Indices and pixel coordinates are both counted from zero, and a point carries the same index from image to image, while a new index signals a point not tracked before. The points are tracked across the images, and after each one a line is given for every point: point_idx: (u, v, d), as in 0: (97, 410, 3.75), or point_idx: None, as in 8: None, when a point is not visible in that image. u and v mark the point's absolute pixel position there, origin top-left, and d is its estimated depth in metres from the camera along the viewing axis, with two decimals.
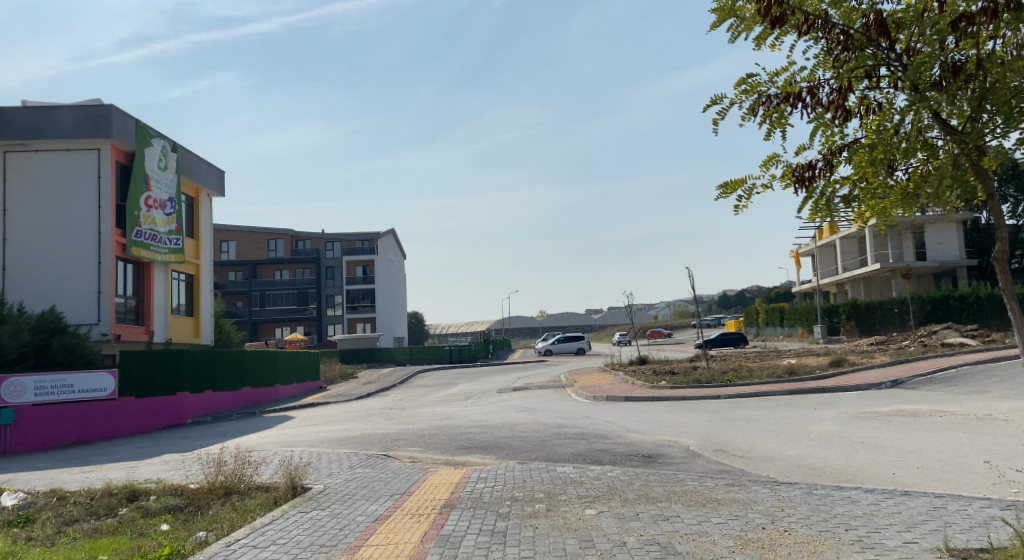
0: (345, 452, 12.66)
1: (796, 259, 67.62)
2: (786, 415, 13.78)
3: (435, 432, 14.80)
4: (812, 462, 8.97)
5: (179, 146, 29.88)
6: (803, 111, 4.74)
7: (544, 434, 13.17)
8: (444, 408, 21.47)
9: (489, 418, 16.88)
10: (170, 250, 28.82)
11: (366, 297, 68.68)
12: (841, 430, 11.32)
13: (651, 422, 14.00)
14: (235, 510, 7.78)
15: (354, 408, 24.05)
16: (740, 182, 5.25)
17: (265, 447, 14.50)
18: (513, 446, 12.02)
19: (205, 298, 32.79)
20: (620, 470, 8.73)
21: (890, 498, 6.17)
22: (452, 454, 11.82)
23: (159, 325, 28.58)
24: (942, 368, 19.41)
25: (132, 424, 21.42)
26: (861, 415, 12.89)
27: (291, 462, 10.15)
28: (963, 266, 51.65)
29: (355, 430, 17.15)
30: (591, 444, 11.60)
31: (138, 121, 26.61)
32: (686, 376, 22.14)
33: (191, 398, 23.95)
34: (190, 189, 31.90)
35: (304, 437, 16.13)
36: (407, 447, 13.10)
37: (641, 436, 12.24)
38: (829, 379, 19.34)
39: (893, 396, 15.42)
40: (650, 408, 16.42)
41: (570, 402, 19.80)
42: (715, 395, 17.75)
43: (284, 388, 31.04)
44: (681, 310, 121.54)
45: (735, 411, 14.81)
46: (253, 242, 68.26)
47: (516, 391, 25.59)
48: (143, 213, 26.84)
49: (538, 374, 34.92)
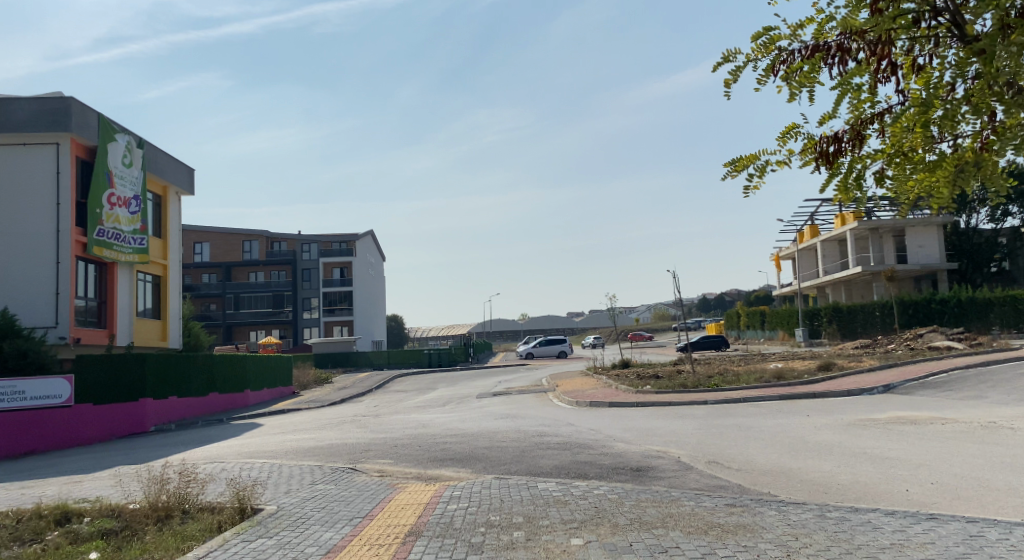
0: (309, 465, 11.73)
1: (776, 263, 67.37)
2: (779, 421, 13.04)
3: (408, 441, 13.92)
4: (816, 476, 8.21)
5: (145, 141, 28.73)
6: (834, 69, 3.92)
7: (524, 443, 12.34)
8: (420, 415, 20.56)
9: (466, 426, 16.03)
10: (135, 250, 27.64)
11: (343, 300, 67.51)
12: (841, 440, 10.59)
13: (637, 430, 13.20)
14: (173, 536, 6.86)
15: (325, 414, 23.04)
16: (752, 158, 4.44)
17: (227, 458, 13.55)
18: (490, 458, 11.16)
19: (172, 300, 31.57)
20: (607, 486, 7.90)
21: (918, 523, 5.42)
22: (424, 468, 10.92)
23: (123, 329, 27.38)
24: (933, 372, 18.81)
25: (90, 432, 20.27)
26: (859, 422, 12.16)
27: (245, 478, 9.24)
28: (943, 270, 51.44)
29: (324, 439, 16.20)
30: (574, 455, 10.79)
31: (101, 115, 25.49)
32: (671, 380, 21.42)
33: (155, 404, 22.75)
34: (157, 187, 30.71)
35: (270, 447, 15.16)
36: (377, 458, 12.19)
37: (627, 446, 11.43)
38: (818, 383, 18.68)
39: (888, 402, 14.74)
40: (635, 415, 15.65)
41: (551, 408, 18.99)
42: (702, 400, 17.01)
43: (254, 394, 29.94)
44: (661, 312, 121.70)
45: (725, 418, 14.06)
46: (227, 243, 66.85)
47: (496, 396, 24.74)
48: (105, 211, 25.68)
49: (518, 377, 34.05)
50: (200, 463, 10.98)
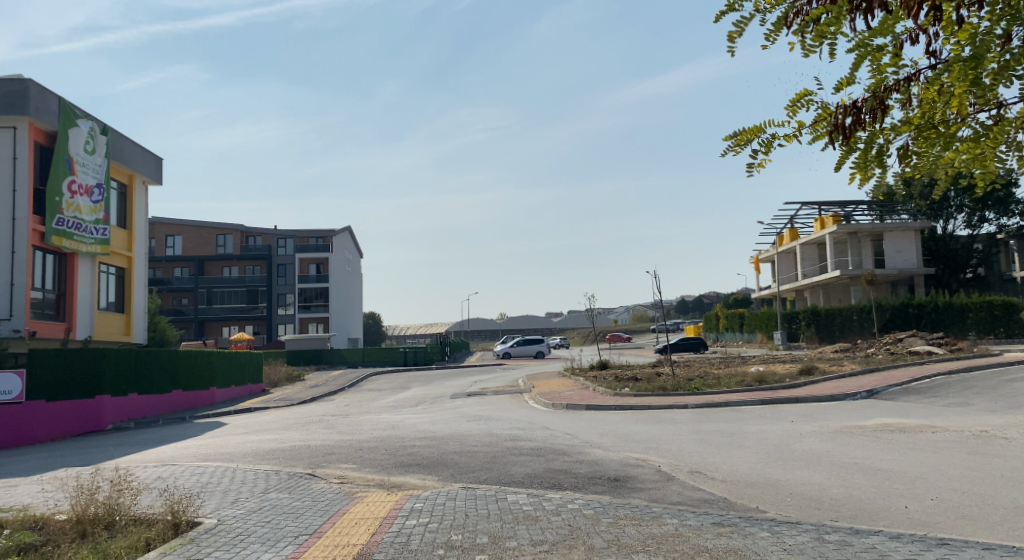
0: (265, 470, 10.98)
1: (755, 265, 67.32)
2: (762, 428, 12.49)
3: (375, 445, 13.19)
4: (806, 489, 7.63)
5: (110, 127, 27.67)
6: (862, 19, 3.28)
7: (496, 449, 11.67)
8: (391, 415, 19.80)
9: (437, 428, 15.32)
10: (97, 240, 26.58)
11: (319, 296, 66.42)
12: (829, 448, 10.03)
13: (614, 436, 12.58)
14: (93, 550, 6.10)
15: (294, 414, 22.21)
16: (756, 131, 3.87)
17: (182, 462, 12.74)
18: (459, 465, 10.47)
19: (137, 294, 30.51)
20: (584, 499, 7.26)
21: (930, 551, 4.81)
22: (388, 475, 10.20)
23: (83, 322, 26.35)
24: (915, 377, 18.41)
25: (42, 430, 19.31)
26: (845, 430, 11.63)
27: (188, 487, 8.45)
28: (920, 274, 51.55)
29: (288, 441, 15.44)
30: (548, 463, 10.14)
31: (61, 99, 24.44)
32: (650, 383, 20.87)
33: (113, 400, 21.77)
34: (122, 176, 29.61)
35: (228, 450, 14.33)
36: (339, 463, 11.45)
37: (606, 453, 10.79)
38: (801, 387, 18.20)
39: (872, 409, 14.25)
40: (613, 419, 15.06)
41: (527, 410, 18.31)
42: (682, 404, 16.46)
43: (220, 392, 28.98)
44: (640, 314, 121.53)
45: (706, 424, 13.49)
46: (201, 237, 65.27)
47: (471, 397, 24.03)
48: (66, 200, 24.62)
49: (494, 377, 33.43)
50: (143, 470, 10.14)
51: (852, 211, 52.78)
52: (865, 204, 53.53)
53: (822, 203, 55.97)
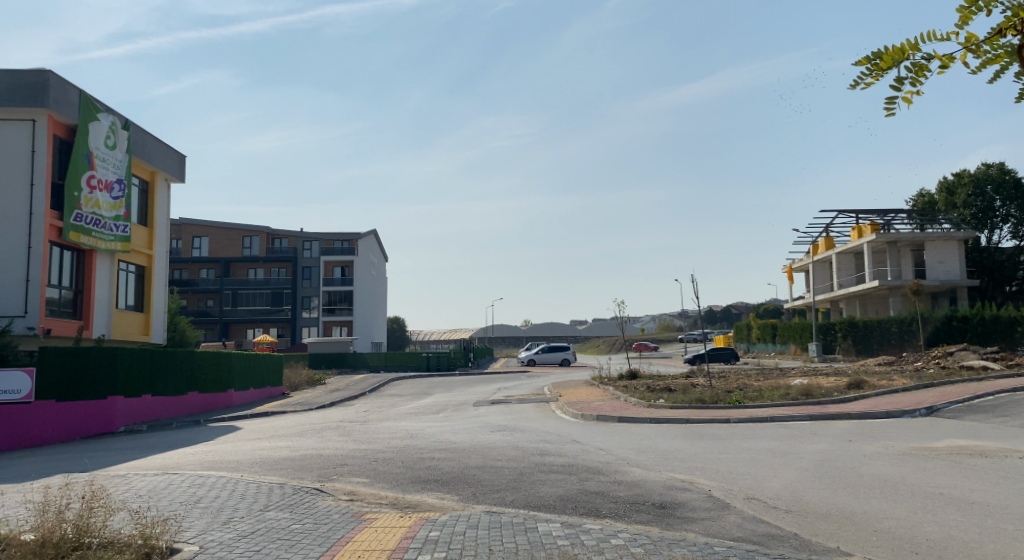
0: (270, 482, 10.00)
1: (789, 274, 65.44)
2: (818, 448, 11.25)
3: (392, 456, 12.19)
4: (893, 527, 6.46)
5: (132, 122, 27.16)
6: None
7: (521, 465, 10.57)
8: (411, 423, 18.74)
9: (458, 439, 14.27)
10: (117, 238, 26.04)
11: (343, 300, 65.72)
12: (903, 474, 8.81)
13: (653, 453, 11.41)
14: None
15: (310, 419, 21.30)
16: (905, 49, 2.71)
17: (185, 470, 11.83)
18: (481, 482, 9.40)
19: (157, 293, 29.90)
20: (629, 533, 6.20)
21: None
22: (402, 492, 9.17)
23: (100, 320, 25.80)
24: (978, 394, 16.92)
25: (51, 431, 18.61)
26: (914, 452, 10.37)
27: (173, 509, 7.47)
28: (964, 286, 49.57)
29: (301, 448, 14.45)
30: (581, 483, 9.04)
31: (82, 91, 23.94)
32: (685, 394, 19.66)
33: (126, 402, 21.08)
34: (144, 172, 29.09)
35: (236, 457, 13.42)
36: (351, 477, 10.46)
37: (644, 473, 9.67)
38: (852, 402, 16.84)
39: (938, 428, 12.88)
40: (649, 433, 13.84)
41: (555, 421, 17.16)
42: (724, 418, 15.18)
43: (237, 395, 28.22)
44: (667, 324, 119.46)
45: (752, 441, 12.25)
46: (227, 239, 65.05)
47: (495, 405, 22.92)
48: (84, 195, 24.07)
49: (519, 385, 32.27)
50: (131, 488, 9.17)
51: (892, 219, 51.08)
52: (905, 213, 51.92)
53: (860, 211, 54.14)
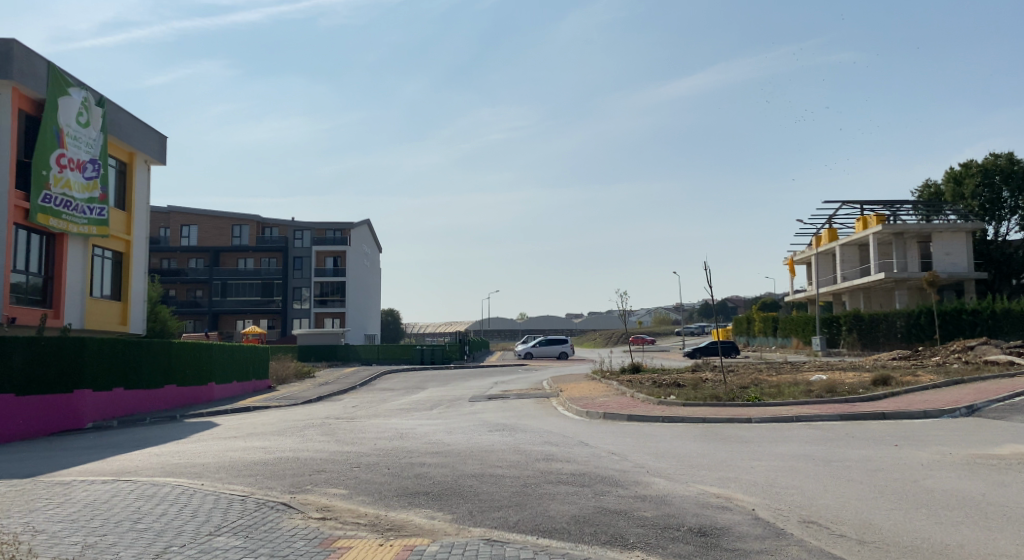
0: (229, 494, 8.52)
1: (790, 266, 64.27)
2: (864, 454, 9.83)
3: (376, 461, 10.74)
4: None
5: (106, 99, 25.50)
6: None
7: (525, 473, 9.14)
8: (401, 421, 17.25)
9: (453, 440, 12.83)
10: (91, 221, 24.40)
11: (336, 291, 64.00)
12: (980, 490, 7.40)
13: (674, 459, 9.99)
14: None
15: (294, 415, 19.80)
16: None
17: (140, 477, 10.35)
18: (479, 497, 7.93)
19: (136, 281, 28.33)
20: None
21: None
22: (385, 508, 7.72)
23: (72, 309, 24.23)
24: (1017, 392, 15.53)
25: (12, 429, 17.09)
26: (978, 461, 8.96)
27: (86, 546, 5.91)
28: (971, 279, 48.30)
29: (277, 449, 12.98)
30: (597, 499, 7.56)
31: (50, 64, 22.40)
32: (698, 390, 18.26)
33: (94, 397, 19.57)
34: (121, 154, 27.48)
35: (202, 461, 11.92)
36: (327, 487, 8.99)
37: (670, 486, 8.21)
38: (881, 400, 15.47)
39: (990, 431, 11.49)
40: (665, 434, 12.46)
41: (557, 419, 15.80)
42: (744, 418, 13.80)
43: (219, 389, 26.73)
44: (663, 317, 118.25)
45: (783, 446, 10.82)
46: (216, 227, 63.41)
47: (492, 401, 21.47)
48: (53, 173, 22.46)
49: (515, 379, 30.80)
50: (56, 509, 7.62)
51: (898, 210, 49.79)
52: (911, 204, 50.63)
53: (865, 202, 52.91)
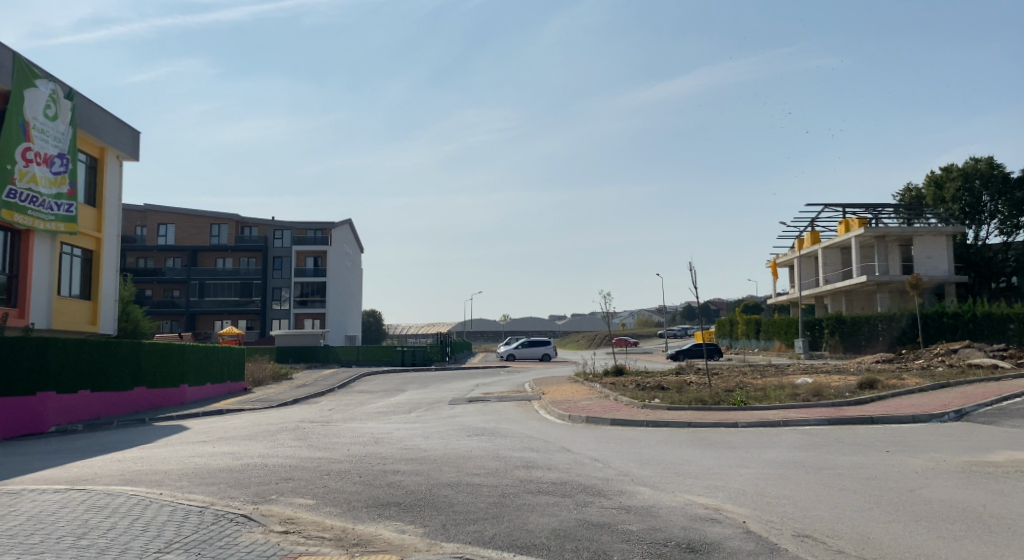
0: (188, 505, 7.97)
1: (773, 269, 64.35)
2: (855, 461, 9.46)
3: (348, 468, 10.22)
4: None
5: (76, 92, 24.73)
6: None
7: (503, 482, 8.67)
8: (379, 425, 16.72)
9: (430, 445, 12.32)
10: (59, 217, 23.62)
11: (316, 291, 63.16)
12: (980, 500, 7.03)
13: (660, 467, 9.56)
14: None
15: (268, 419, 19.18)
16: None
17: (96, 485, 9.74)
18: (455, 508, 7.46)
19: (106, 280, 27.52)
20: None
21: None
22: (353, 521, 7.21)
23: (38, 308, 23.43)
24: (1005, 396, 15.27)
25: None
26: (975, 469, 8.61)
27: None
28: (951, 282, 48.50)
29: (246, 455, 12.41)
30: (579, 511, 7.11)
31: (15, 54, 21.66)
32: (682, 393, 17.86)
33: (59, 399, 18.84)
34: (92, 149, 26.70)
35: (165, 468, 11.32)
36: (294, 496, 8.46)
37: (656, 495, 7.78)
38: (868, 404, 15.17)
39: (981, 437, 11.17)
40: (649, 439, 12.05)
41: (539, 423, 15.35)
42: (731, 422, 13.43)
43: (191, 391, 26.01)
44: (646, 319, 118.34)
45: (772, 451, 10.42)
46: (194, 226, 62.33)
47: (472, 404, 20.95)
48: (18, 168, 21.72)
49: (497, 382, 30.34)
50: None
51: (880, 214, 49.93)
52: (892, 208, 50.80)
53: (847, 205, 53.05)
